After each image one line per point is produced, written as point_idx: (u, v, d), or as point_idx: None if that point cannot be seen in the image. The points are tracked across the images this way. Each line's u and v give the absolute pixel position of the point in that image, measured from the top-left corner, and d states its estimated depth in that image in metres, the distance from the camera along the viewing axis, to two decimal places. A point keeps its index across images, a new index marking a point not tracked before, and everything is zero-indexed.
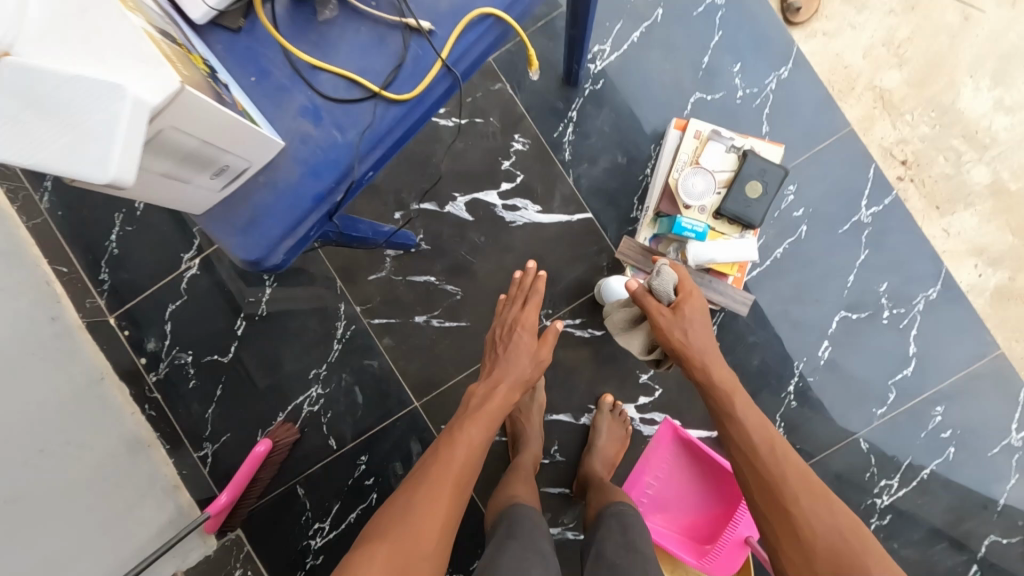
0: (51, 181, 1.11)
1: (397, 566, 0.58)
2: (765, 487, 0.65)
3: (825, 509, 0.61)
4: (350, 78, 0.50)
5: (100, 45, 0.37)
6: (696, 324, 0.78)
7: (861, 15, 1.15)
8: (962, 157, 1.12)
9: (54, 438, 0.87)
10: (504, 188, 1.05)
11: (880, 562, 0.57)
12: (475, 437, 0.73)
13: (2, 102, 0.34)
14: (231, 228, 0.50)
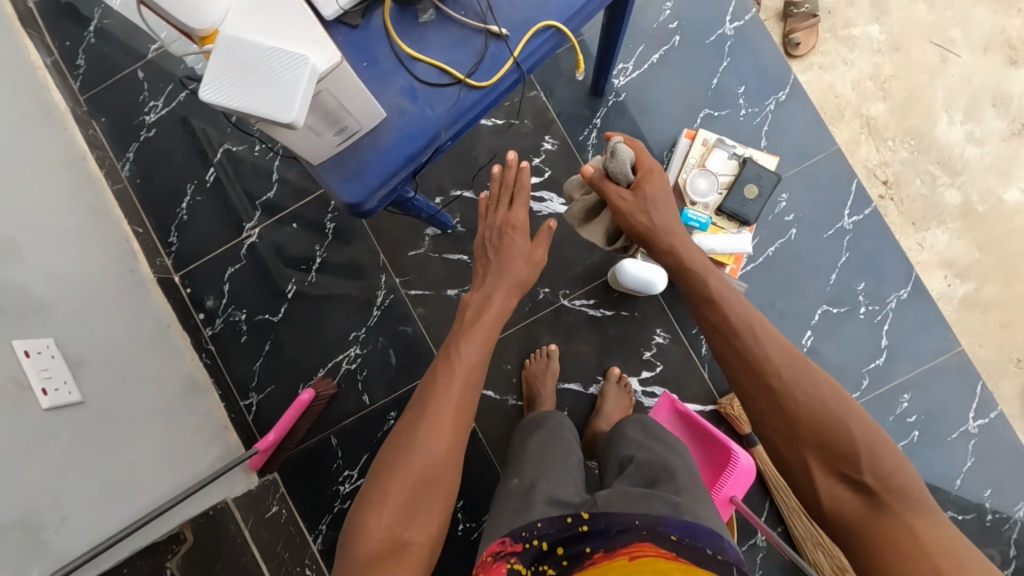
0: (133, 154, 1.28)
1: (421, 489, 0.70)
2: (749, 369, 0.70)
3: (805, 378, 0.68)
4: (442, 68, 0.64)
5: (285, 30, 0.52)
6: (656, 200, 0.82)
7: (852, 53, 1.32)
8: (937, 181, 1.28)
9: (129, 370, 1.02)
10: (533, 181, 1.19)
11: (853, 412, 0.65)
12: (468, 370, 0.77)
13: (221, 61, 0.49)
14: (339, 176, 0.64)
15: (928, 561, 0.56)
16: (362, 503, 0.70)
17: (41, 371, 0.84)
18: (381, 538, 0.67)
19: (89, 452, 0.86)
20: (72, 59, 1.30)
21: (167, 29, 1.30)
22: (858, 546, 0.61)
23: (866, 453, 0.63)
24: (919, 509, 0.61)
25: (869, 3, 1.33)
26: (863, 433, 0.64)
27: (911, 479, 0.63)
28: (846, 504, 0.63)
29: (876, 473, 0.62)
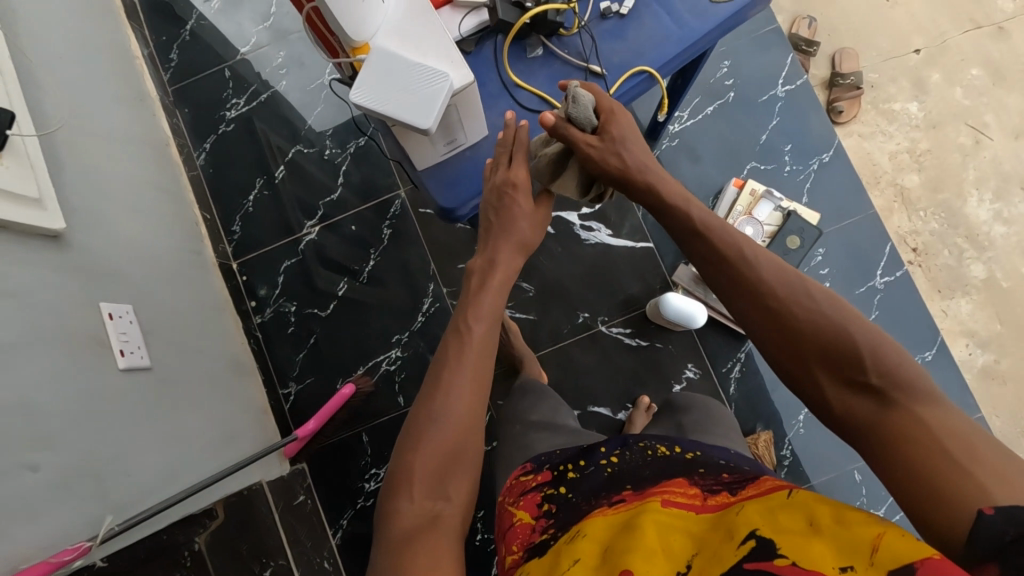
0: (210, 145, 1.36)
1: (441, 467, 0.60)
2: (737, 286, 0.62)
3: (795, 286, 0.59)
4: (543, 97, 0.74)
5: (427, 49, 0.60)
6: (630, 139, 0.70)
7: (891, 126, 1.40)
8: (964, 254, 1.34)
9: (188, 342, 1.05)
10: (584, 211, 1.26)
11: (847, 313, 0.57)
12: (485, 333, 0.67)
13: (376, 74, 0.57)
14: (440, 184, 0.76)
15: (944, 450, 0.47)
16: (385, 493, 0.61)
17: (119, 333, 0.89)
18: (412, 522, 0.57)
19: (154, 414, 0.89)
20: (166, 53, 1.39)
21: (257, 35, 1.39)
22: (874, 452, 0.51)
23: (867, 353, 0.54)
24: (934, 400, 0.51)
25: (910, 82, 1.42)
26: (861, 334, 0.55)
27: (920, 371, 0.53)
28: (856, 412, 0.53)
29: (880, 371, 0.53)
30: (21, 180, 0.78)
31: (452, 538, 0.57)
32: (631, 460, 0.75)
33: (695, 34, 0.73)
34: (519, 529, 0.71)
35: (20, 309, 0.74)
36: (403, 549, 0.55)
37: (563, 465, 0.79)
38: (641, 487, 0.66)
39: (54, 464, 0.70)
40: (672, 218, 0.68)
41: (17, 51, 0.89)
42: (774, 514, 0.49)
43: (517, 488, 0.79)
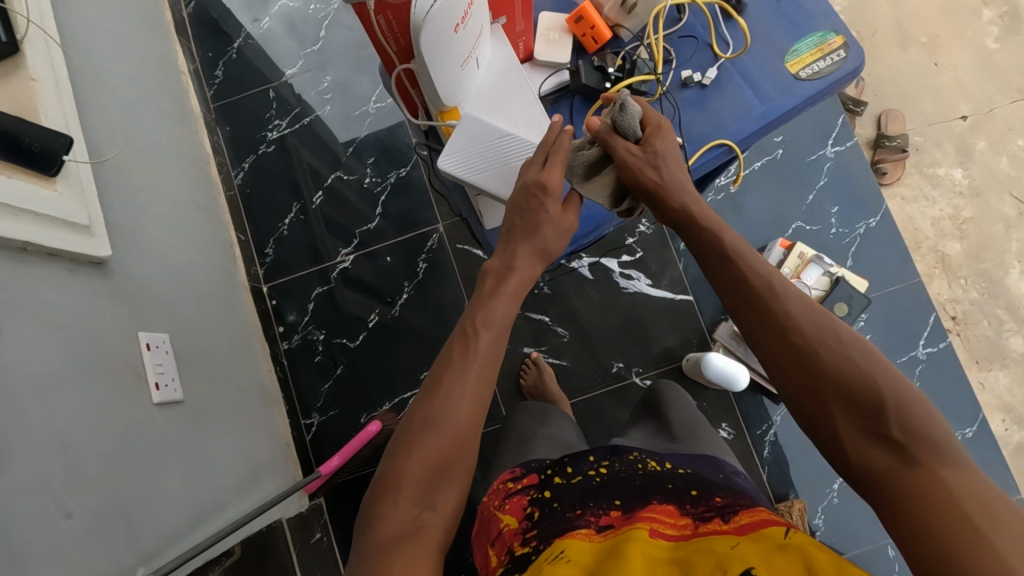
0: (249, 165, 1.35)
1: (431, 477, 0.58)
2: (759, 318, 0.60)
3: (824, 328, 0.56)
4: None
5: (516, 117, 0.75)
6: (669, 154, 0.70)
7: (934, 190, 1.39)
8: (1004, 325, 1.32)
9: (217, 371, 1.03)
10: (624, 259, 1.25)
11: (879, 362, 0.53)
12: (491, 342, 0.65)
13: (480, 142, 0.72)
14: None
15: (965, 517, 0.44)
16: (372, 493, 0.58)
17: (156, 365, 0.86)
18: (396, 528, 0.55)
19: (185, 451, 0.86)
20: (211, 70, 1.39)
21: (304, 58, 1.38)
22: (887, 509, 0.48)
23: (893, 406, 0.51)
24: (961, 463, 0.48)
25: (955, 148, 1.41)
26: (889, 385, 0.52)
27: (947, 431, 0.50)
28: (874, 464, 0.50)
29: (904, 426, 0.50)
30: (71, 206, 0.76)
31: (435, 549, 0.55)
32: (622, 474, 0.74)
33: (777, 109, 0.81)
34: (504, 533, 0.70)
35: (63, 342, 0.72)
36: (384, 556, 0.53)
37: (549, 470, 0.78)
38: (632, 509, 0.66)
39: (89, 507, 0.67)
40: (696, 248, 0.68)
41: (73, 68, 0.87)
42: (772, 556, 0.50)
43: (501, 491, 0.78)
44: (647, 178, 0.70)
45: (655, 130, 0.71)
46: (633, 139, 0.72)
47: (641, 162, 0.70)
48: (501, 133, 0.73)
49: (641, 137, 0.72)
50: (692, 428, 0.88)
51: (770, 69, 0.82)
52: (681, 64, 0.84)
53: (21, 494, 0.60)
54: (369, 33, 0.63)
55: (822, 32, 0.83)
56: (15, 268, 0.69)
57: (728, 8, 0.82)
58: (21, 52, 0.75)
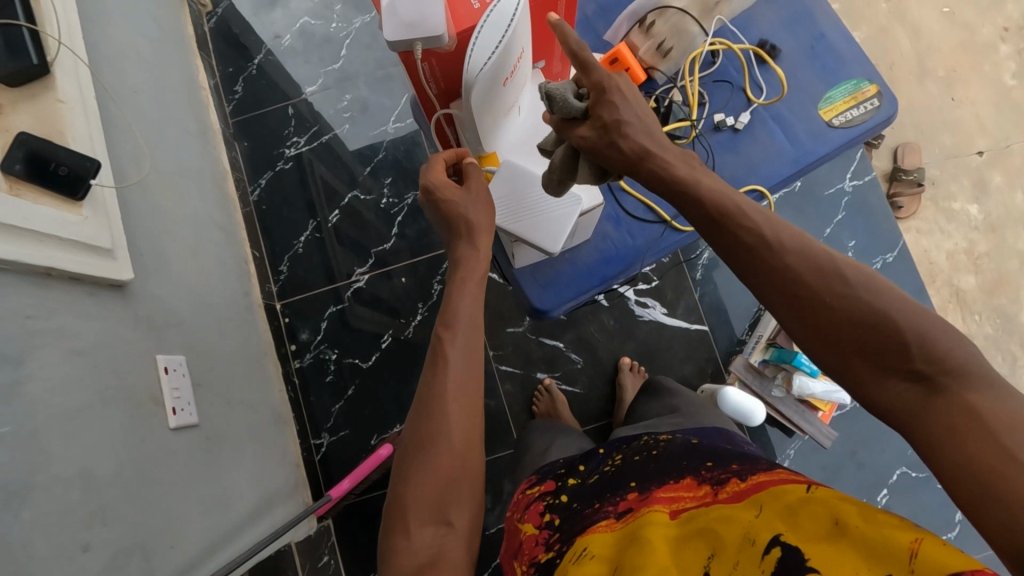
0: (266, 181, 1.35)
1: (438, 494, 0.58)
2: (758, 270, 0.56)
3: (829, 274, 0.53)
4: (650, 206, 0.90)
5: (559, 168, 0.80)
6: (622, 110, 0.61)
7: (949, 224, 1.39)
8: (1017, 361, 1.32)
9: (231, 393, 1.02)
10: (640, 287, 1.25)
11: (883, 297, 0.51)
12: (463, 352, 0.64)
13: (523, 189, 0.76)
14: (537, 283, 0.88)
15: (1003, 450, 0.42)
16: (386, 527, 0.58)
17: (173, 389, 0.86)
18: (418, 554, 0.56)
19: (199, 476, 0.86)
20: (231, 84, 1.39)
21: (324, 76, 1.38)
22: (923, 451, 0.47)
23: (914, 339, 0.48)
24: (988, 382, 0.46)
25: (971, 183, 1.42)
26: (904, 318, 0.49)
27: (970, 350, 0.48)
28: (904, 405, 0.48)
29: (928, 358, 0.47)
30: (96, 230, 0.75)
31: (460, 566, 0.57)
32: (635, 459, 0.73)
33: (810, 153, 0.89)
34: (525, 543, 0.70)
35: (85, 370, 0.71)
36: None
37: (562, 474, 0.78)
38: (648, 489, 0.65)
39: (105, 541, 0.67)
40: (684, 201, 0.61)
41: (99, 88, 0.86)
42: (797, 520, 0.49)
43: (522, 502, 0.78)
44: (612, 152, 0.62)
45: (596, 95, 0.62)
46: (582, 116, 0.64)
47: (599, 139, 0.63)
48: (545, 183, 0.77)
49: (587, 109, 0.63)
50: (698, 408, 0.89)
51: (804, 115, 0.89)
52: (716, 107, 0.90)
53: (41, 530, 0.59)
54: (413, 77, 0.71)
55: (855, 79, 0.90)
56: (40, 295, 0.68)
57: (762, 55, 0.89)
58: (50, 73, 0.74)
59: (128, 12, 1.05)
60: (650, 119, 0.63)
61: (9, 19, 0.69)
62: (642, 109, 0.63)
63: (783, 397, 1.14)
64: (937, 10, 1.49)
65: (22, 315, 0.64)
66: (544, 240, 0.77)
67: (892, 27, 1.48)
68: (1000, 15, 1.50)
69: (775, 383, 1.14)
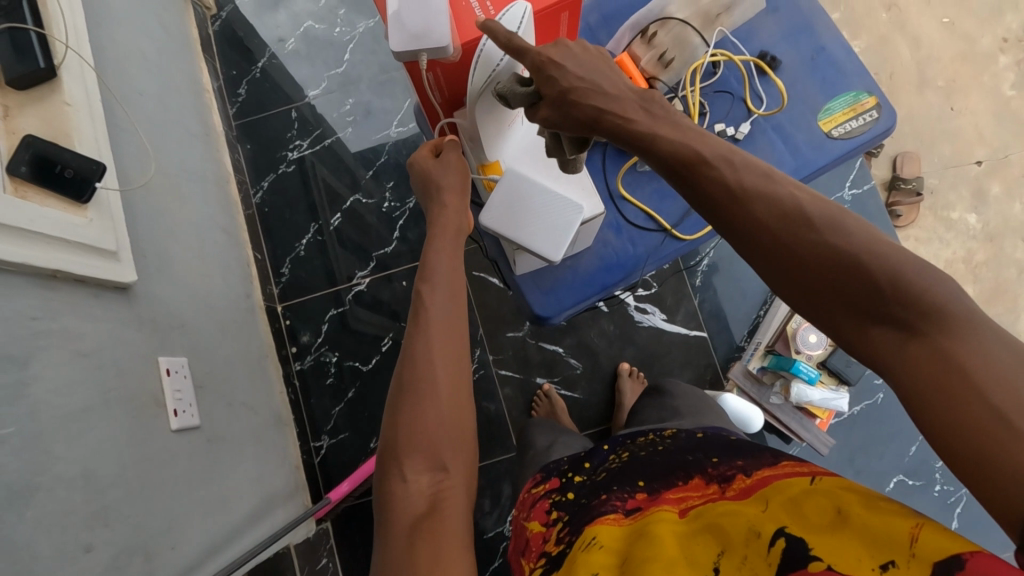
0: (268, 184, 1.36)
1: (430, 438, 0.60)
2: (724, 220, 0.53)
3: (795, 217, 0.50)
4: (650, 214, 0.91)
5: (561, 180, 0.81)
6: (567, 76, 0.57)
7: (948, 233, 1.40)
8: None
9: (232, 395, 1.03)
10: (640, 293, 1.26)
11: (853, 239, 0.48)
12: (445, 303, 0.65)
13: (523, 193, 0.77)
14: (538, 290, 0.88)
15: (981, 398, 0.40)
16: (380, 476, 0.60)
17: (174, 391, 0.86)
18: (416, 497, 0.57)
19: (199, 477, 0.86)
20: (234, 87, 1.40)
21: (327, 80, 1.39)
22: (904, 400, 0.45)
23: (887, 282, 0.45)
24: (970, 320, 0.43)
25: (970, 192, 1.42)
26: (876, 261, 0.46)
27: (950, 288, 0.45)
28: (883, 352, 0.46)
29: (904, 302, 0.45)
30: (100, 233, 0.76)
31: (461, 501, 0.58)
32: (641, 455, 0.75)
33: (810, 163, 0.89)
34: (531, 541, 0.71)
35: (89, 372, 0.72)
36: (414, 531, 0.54)
37: (567, 472, 0.80)
38: (656, 489, 0.66)
39: (107, 542, 0.67)
40: (650, 155, 0.58)
41: (104, 90, 0.87)
42: (802, 509, 0.49)
43: (528, 501, 0.79)
44: (574, 125, 0.59)
45: (537, 74, 0.58)
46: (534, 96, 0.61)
47: (559, 114, 0.59)
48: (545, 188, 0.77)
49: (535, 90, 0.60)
50: (698, 408, 0.91)
51: (804, 125, 0.90)
52: (717, 118, 0.91)
53: (44, 531, 0.59)
54: (416, 86, 0.73)
55: (855, 91, 0.91)
56: (45, 297, 0.68)
57: (763, 66, 0.90)
58: (56, 76, 0.75)
59: (134, 15, 1.05)
60: (602, 73, 0.58)
61: (16, 23, 0.70)
62: (588, 66, 0.58)
63: (781, 404, 1.15)
64: (937, 20, 1.50)
65: (27, 316, 0.65)
66: (545, 247, 0.77)
67: (892, 37, 1.49)
68: (999, 26, 1.51)
69: (773, 390, 1.15)
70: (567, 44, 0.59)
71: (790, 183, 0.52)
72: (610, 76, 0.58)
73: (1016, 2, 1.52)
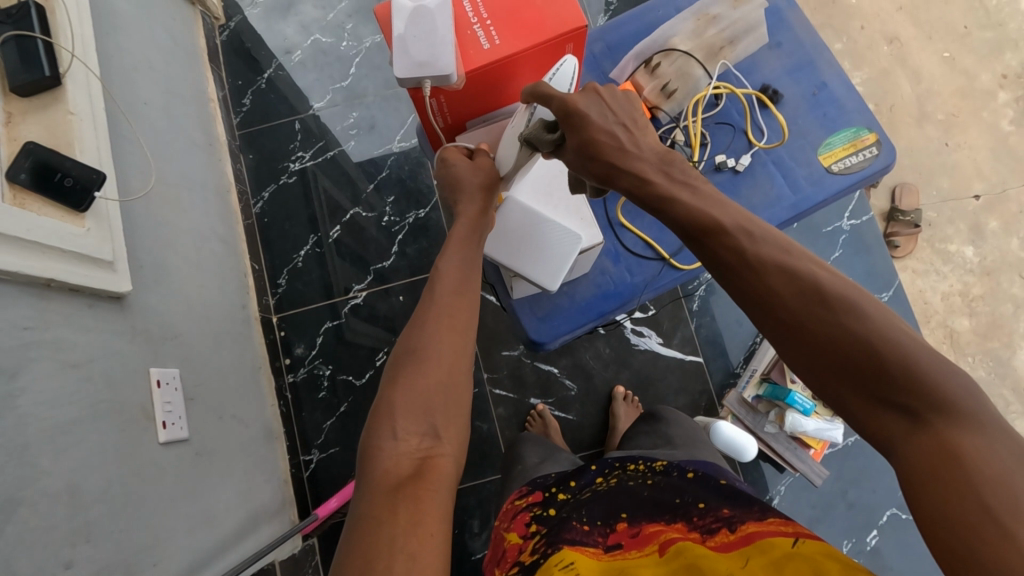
0: (268, 194, 1.36)
1: (424, 408, 0.57)
2: (739, 286, 0.54)
3: (811, 292, 0.50)
4: (649, 243, 0.91)
5: (565, 210, 0.81)
6: (592, 114, 0.62)
7: (945, 266, 1.41)
8: (1009, 407, 1.34)
9: (222, 407, 1.02)
10: (637, 315, 1.26)
11: (870, 320, 0.48)
12: (451, 291, 0.64)
13: (523, 224, 0.78)
14: (534, 316, 0.88)
15: (978, 498, 0.40)
16: (367, 432, 0.57)
17: (165, 403, 0.85)
18: (401, 463, 0.54)
19: (185, 492, 0.85)
20: (239, 97, 1.40)
21: (332, 93, 1.40)
22: (904, 486, 0.45)
23: (898, 370, 0.46)
24: (980, 423, 0.43)
25: (968, 227, 1.43)
26: (889, 345, 0.46)
27: (965, 383, 0.45)
28: (887, 436, 0.47)
29: (913, 393, 0.45)
30: (98, 243, 0.76)
31: (450, 473, 0.55)
32: (629, 484, 0.74)
33: (810, 198, 0.90)
34: (508, 551, 0.72)
35: (78, 384, 0.71)
36: (396, 491, 0.51)
37: (552, 487, 0.79)
38: (637, 521, 0.67)
39: (89, 559, 0.66)
40: (666, 214, 0.60)
41: (109, 101, 0.87)
42: (782, 570, 0.50)
43: (510, 512, 0.78)
44: (593, 176, 0.64)
45: (563, 119, 0.64)
46: (554, 140, 0.66)
47: (579, 163, 0.64)
48: (543, 219, 0.78)
49: (557, 136, 0.66)
50: (692, 441, 0.90)
51: (803, 159, 0.91)
52: (718, 149, 0.92)
53: (24, 547, 0.58)
54: (420, 111, 0.78)
55: (855, 127, 0.91)
56: (39, 306, 0.68)
57: (764, 99, 0.90)
58: (62, 86, 0.75)
59: (142, 25, 1.06)
60: (626, 130, 0.63)
61: (24, 32, 0.71)
62: (609, 116, 0.63)
63: (776, 433, 1.15)
64: (937, 55, 1.52)
65: (19, 326, 0.64)
66: (544, 278, 0.78)
67: (893, 70, 1.51)
68: (999, 62, 1.53)
69: (768, 419, 1.15)
70: (594, 92, 0.64)
71: (810, 259, 0.53)
72: (633, 134, 0.63)
73: (1015, 40, 1.54)
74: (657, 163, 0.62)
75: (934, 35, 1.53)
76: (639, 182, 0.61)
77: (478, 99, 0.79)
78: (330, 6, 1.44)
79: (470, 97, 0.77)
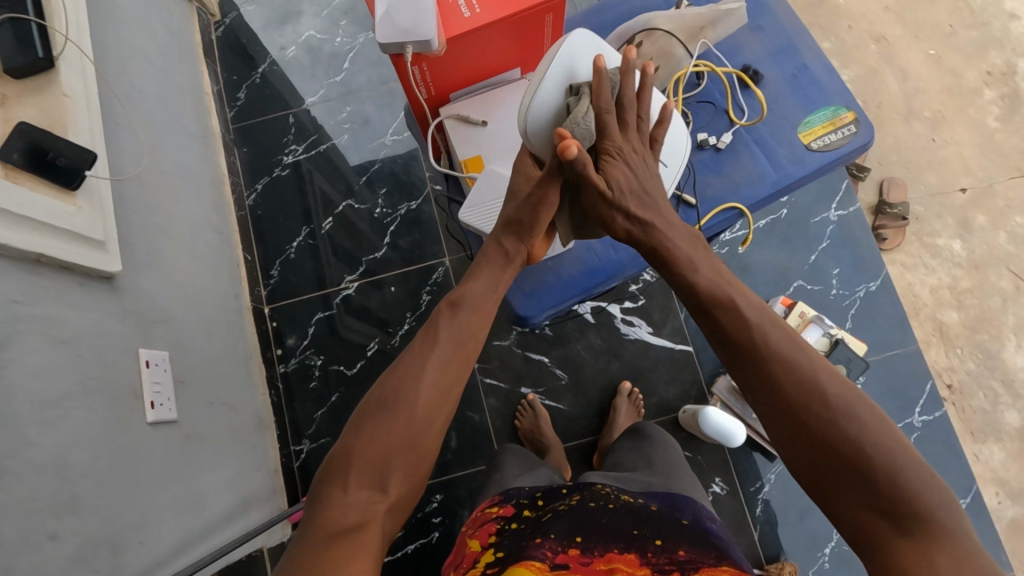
0: (262, 186, 1.37)
1: (384, 457, 0.56)
2: (747, 367, 0.57)
3: (809, 388, 0.53)
4: None
5: None
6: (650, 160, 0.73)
7: (934, 259, 1.42)
8: (999, 399, 1.33)
9: (213, 393, 1.02)
10: (626, 305, 1.27)
11: (861, 424, 0.50)
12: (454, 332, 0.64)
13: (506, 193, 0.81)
14: (519, 291, 0.89)
15: None
16: (325, 477, 0.56)
17: (153, 383, 0.85)
18: (345, 515, 0.53)
19: (174, 475, 0.85)
20: (234, 91, 1.42)
21: (326, 88, 1.42)
22: None
23: (885, 477, 0.48)
24: (955, 543, 0.46)
25: (956, 222, 1.45)
26: (877, 450, 0.49)
27: (944, 497, 0.48)
28: (869, 537, 0.48)
29: (896, 499, 0.47)
30: (90, 223, 0.76)
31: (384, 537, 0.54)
32: (590, 505, 0.75)
33: (791, 176, 0.91)
34: (467, 557, 0.73)
35: (67, 359, 0.71)
36: (333, 539, 0.51)
37: (523, 502, 0.80)
38: (591, 552, 0.67)
39: (74, 532, 0.66)
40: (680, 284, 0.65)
41: (104, 87, 0.89)
42: None
43: (480, 518, 0.80)
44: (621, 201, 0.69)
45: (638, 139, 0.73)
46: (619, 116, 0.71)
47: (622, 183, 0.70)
48: None
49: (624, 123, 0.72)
50: (671, 465, 0.89)
51: (785, 139, 0.92)
52: (699, 127, 0.94)
53: (8, 516, 0.58)
54: (403, 82, 0.80)
55: (834, 107, 0.93)
56: (29, 280, 0.69)
57: (745, 79, 0.93)
58: (56, 67, 0.76)
59: (139, 17, 1.08)
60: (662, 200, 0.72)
61: (19, 14, 0.71)
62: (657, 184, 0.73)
63: None
64: (923, 53, 1.55)
65: (9, 299, 0.65)
66: None
67: (880, 68, 1.54)
68: (985, 61, 1.55)
69: None
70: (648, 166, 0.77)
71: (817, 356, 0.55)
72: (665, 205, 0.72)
73: (1000, 39, 1.57)
74: (686, 238, 0.68)
75: (920, 34, 1.56)
76: (659, 250, 0.67)
77: (461, 69, 0.81)
78: (326, 4, 1.46)
79: (453, 64, 0.79)
